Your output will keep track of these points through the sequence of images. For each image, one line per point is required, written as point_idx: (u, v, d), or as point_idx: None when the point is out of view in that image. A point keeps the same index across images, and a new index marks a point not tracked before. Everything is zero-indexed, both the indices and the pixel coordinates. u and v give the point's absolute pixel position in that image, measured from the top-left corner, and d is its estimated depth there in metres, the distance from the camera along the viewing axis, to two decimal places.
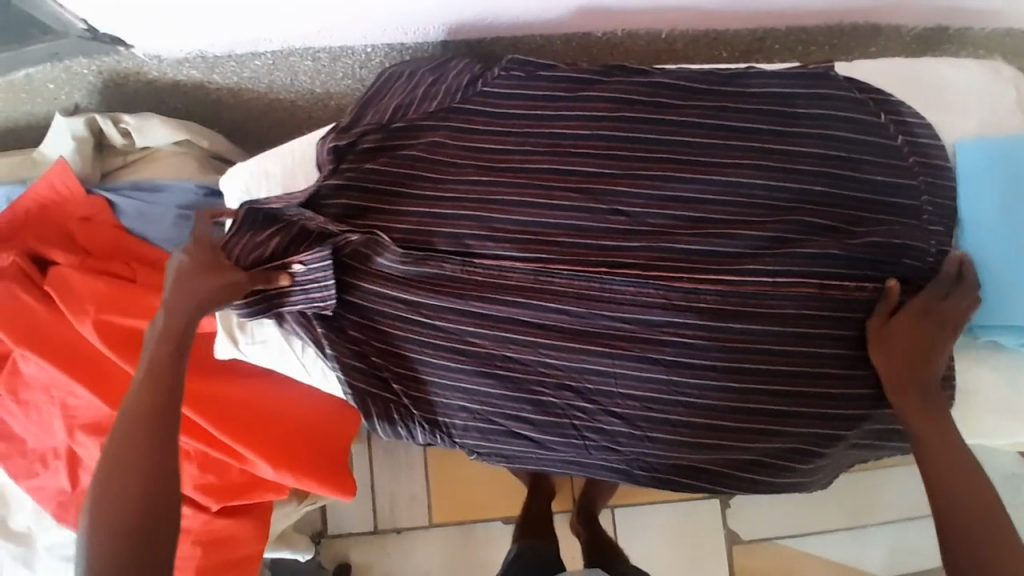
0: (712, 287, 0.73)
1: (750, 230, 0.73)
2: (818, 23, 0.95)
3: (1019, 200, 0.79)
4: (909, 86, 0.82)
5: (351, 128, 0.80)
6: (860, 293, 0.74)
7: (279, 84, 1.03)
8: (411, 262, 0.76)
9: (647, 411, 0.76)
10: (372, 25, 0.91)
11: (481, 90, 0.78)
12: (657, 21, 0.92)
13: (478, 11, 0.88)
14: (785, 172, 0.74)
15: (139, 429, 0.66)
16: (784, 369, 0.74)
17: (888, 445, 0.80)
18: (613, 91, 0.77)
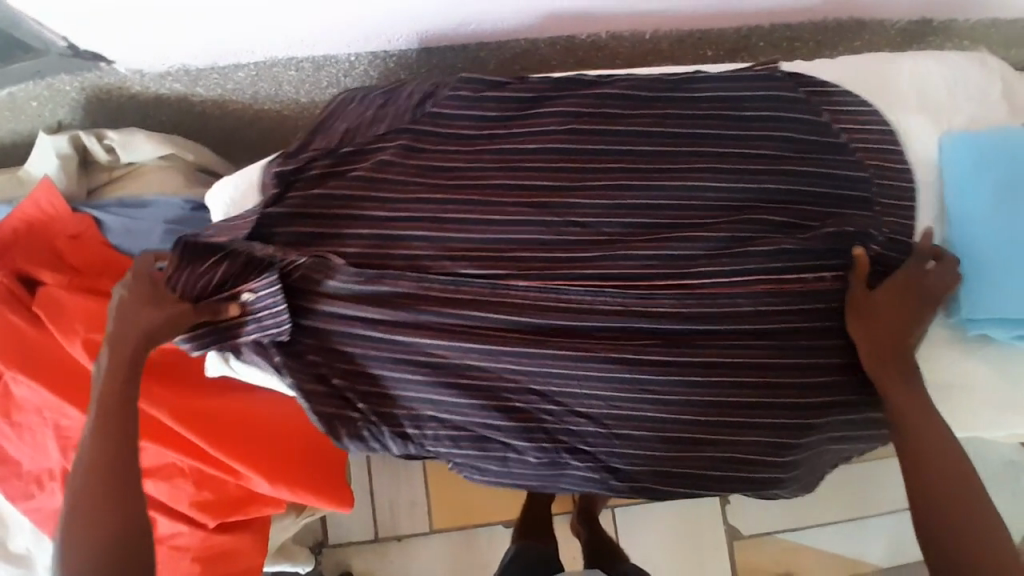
0: (669, 291, 0.76)
1: (708, 232, 0.77)
2: (803, 20, 0.95)
3: (1006, 192, 0.79)
4: (875, 85, 0.82)
5: (298, 153, 0.80)
6: (822, 283, 0.77)
7: (263, 95, 1.02)
8: (366, 282, 0.76)
9: (614, 409, 0.77)
10: (354, 32, 0.90)
11: (431, 110, 0.81)
12: (641, 22, 0.92)
13: (460, 18, 0.88)
14: (738, 175, 0.78)
15: (101, 449, 0.68)
16: (751, 359, 0.76)
17: (864, 436, 0.82)
18: (564, 105, 0.80)
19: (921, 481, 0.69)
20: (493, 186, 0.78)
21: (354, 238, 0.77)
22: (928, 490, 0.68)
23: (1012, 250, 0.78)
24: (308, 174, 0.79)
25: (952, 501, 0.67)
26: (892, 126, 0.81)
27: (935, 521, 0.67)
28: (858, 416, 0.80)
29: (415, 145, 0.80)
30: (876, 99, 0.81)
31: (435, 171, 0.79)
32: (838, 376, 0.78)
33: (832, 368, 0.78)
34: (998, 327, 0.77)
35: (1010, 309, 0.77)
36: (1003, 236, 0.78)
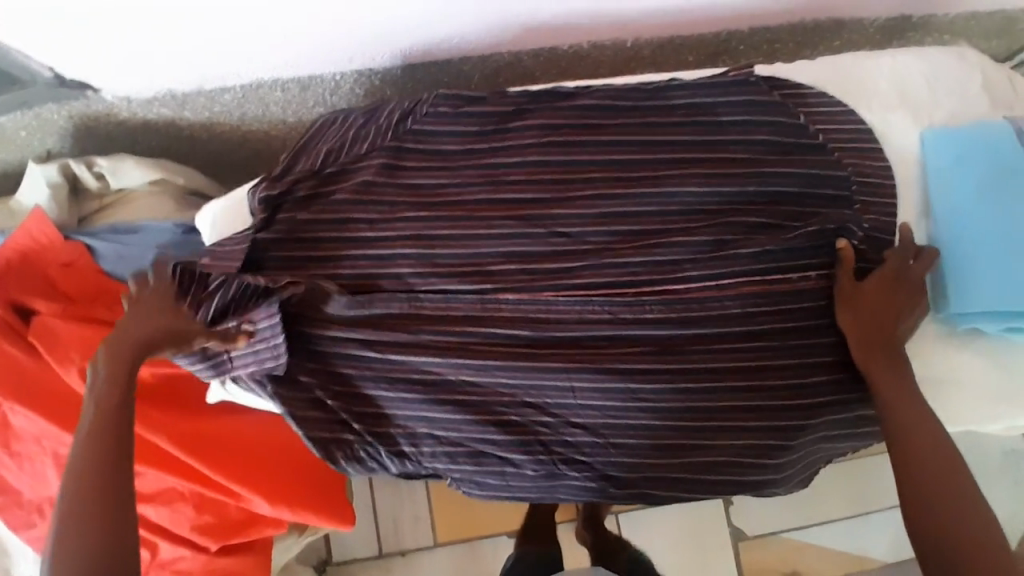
0: (654, 297, 0.79)
1: (691, 237, 0.80)
2: (781, 22, 0.96)
3: (992, 185, 0.79)
4: (852, 86, 0.83)
5: (282, 177, 0.81)
6: (805, 283, 0.79)
7: (250, 116, 1.03)
8: (358, 306, 0.78)
9: (609, 419, 0.78)
10: (338, 51, 0.91)
11: (411, 127, 0.83)
12: (621, 31, 0.93)
13: (442, 34, 0.89)
14: (713, 180, 0.80)
15: (94, 461, 0.69)
16: (732, 362, 0.78)
17: (856, 435, 0.83)
18: (544, 118, 0.82)
19: (910, 478, 0.72)
20: (473, 203, 0.81)
21: (344, 261, 0.79)
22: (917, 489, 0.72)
23: (1000, 242, 0.78)
24: (295, 196, 0.80)
25: (939, 499, 0.71)
26: (870, 126, 0.82)
27: (922, 519, 0.70)
28: (850, 414, 0.81)
29: (396, 163, 0.82)
30: (854, 101, 0.82)
31: (423, 192, 0.81)
32: (824, 374, 0.79)
33: (821, 367, 0.79)
34: (988, 321, 0.78)
35: (1001, 301, 0.77)
36: (991, 229, 0.78)
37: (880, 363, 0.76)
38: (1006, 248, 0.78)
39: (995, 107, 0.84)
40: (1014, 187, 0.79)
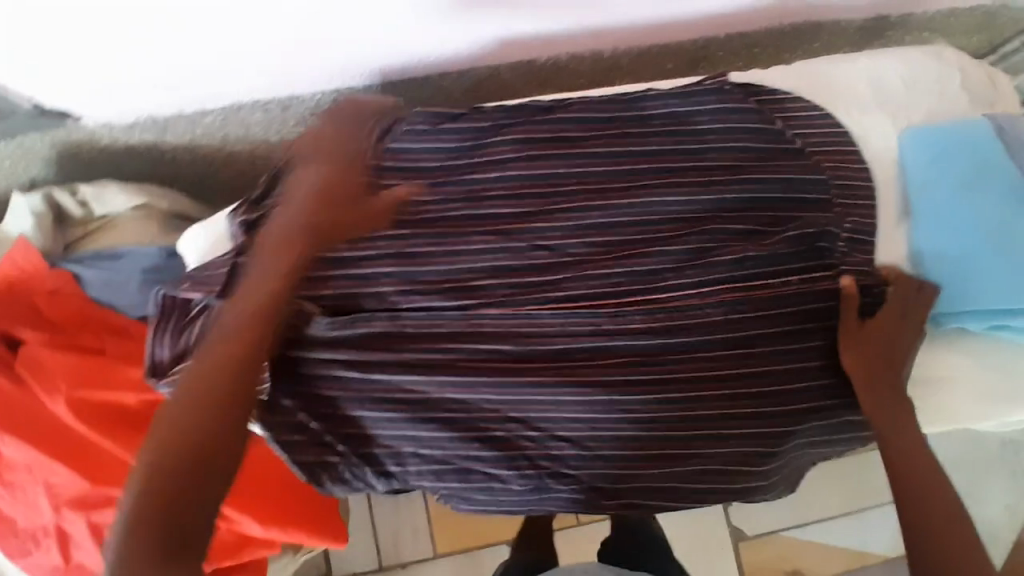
0: (636, 308, 0.79)
1: (673, 244, 0.80)
2: (759, 27, 0.95)
3: (974, 185, 0.79)
4: (827, 90, 0.83)
5: (262, 200, 0.81)
6: (786, 287, 0.79)
7: (232, 137, 1.03)
8: (341, 326, 0.78)
9: (594, 431, 0.78)
10: (320, 70, 0.92)
11: (390, 147, 0.83)
12: (596, 42, 0.94)
13: (419, 50, 0.91)
14: (693, 190, 0.81)
15: (206, 409, 0.61)
16: (720, 370, 0.78)
17: (840, 439, 0.84)
18: (523, 131, 0.83)
19: (899, 490, 0.72)
20: (457, 218, 0.82)
21: (327, 281, 0.80)
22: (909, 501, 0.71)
23: (977, 240, 0.78)
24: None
25: (936, 508, 0.70)
26: (846, 129, 0.82)
27: (922, 529, 0.68)
28: (834, 420, 0.81)
29: (378, 182, 0.82)
30: (830, 105, 0.83)
31: (403, 210, 0.81)
32: (810, 380, 0.79)
33: (805, 374, 0.79)
34: (967, 318, 0.79)
35: (979, 300, 0.78)
36: (967, 228, 0.78)
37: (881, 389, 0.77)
38: (984, 245, 0.78)
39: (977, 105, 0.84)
40: (989, 184, 0.79)
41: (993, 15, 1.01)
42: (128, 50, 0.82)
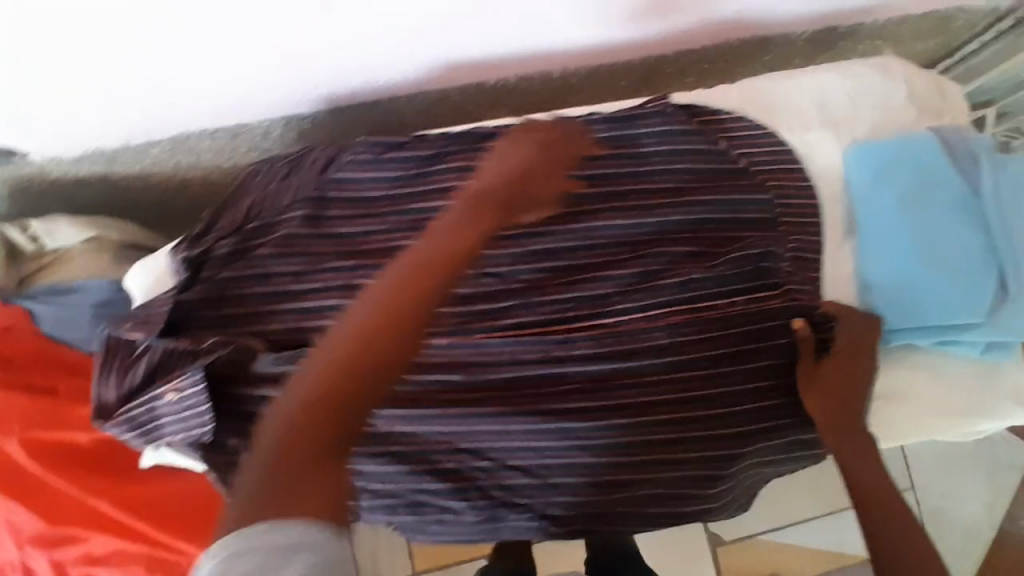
0: (584, 333, 0.79)
1: (619, 268, 0.81)
2: (710, 43, 0.95)
3: (921, 199, 0.78)
4: (771, 106, 0.83)
5: (204, 236, 0.81)
6: (734, 308, 0.80)
7: (185, 164, 1.02)
8: (286, 360, 0.75)
9: (545, 460, 0.78)
10: (268, 100, 0.91)
11: (333, 177, 0.82)
12: (546, 62, 0.93)
13: (367, 77, 0.90)
14: (636, 215, 0.81)
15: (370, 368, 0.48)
16: (667, 395, 0.79)
17: (787, 459, 0.84)
18: (469, 158, 0.82)
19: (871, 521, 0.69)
20: (406, 249, 0.81)
21: (273, 316, 0.80)
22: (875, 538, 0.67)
23: (922, 257, 0.77)
24: (217, 254, 0.80)
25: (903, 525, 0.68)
26: (789, 146, 0.82)
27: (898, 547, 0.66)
28: (782, 440, 0.82)
29: (325, 215, 0.82)
30: (773, 122, 0.83)
31: (348, 242, 0.81)
32: (759, 402, 0.80)
33: (750, 395, 0.80)
34: (915, 334, 0.78)
35: (925, 317, 0.77)
36: (912, 245, 0.78)
37: (841, 430, 0.75)
38: (930, 263, 0.77)
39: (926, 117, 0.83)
40: (936, 198, 0.78)
41: (948, 20, 1.00)
42: (127, 50, 0.77)
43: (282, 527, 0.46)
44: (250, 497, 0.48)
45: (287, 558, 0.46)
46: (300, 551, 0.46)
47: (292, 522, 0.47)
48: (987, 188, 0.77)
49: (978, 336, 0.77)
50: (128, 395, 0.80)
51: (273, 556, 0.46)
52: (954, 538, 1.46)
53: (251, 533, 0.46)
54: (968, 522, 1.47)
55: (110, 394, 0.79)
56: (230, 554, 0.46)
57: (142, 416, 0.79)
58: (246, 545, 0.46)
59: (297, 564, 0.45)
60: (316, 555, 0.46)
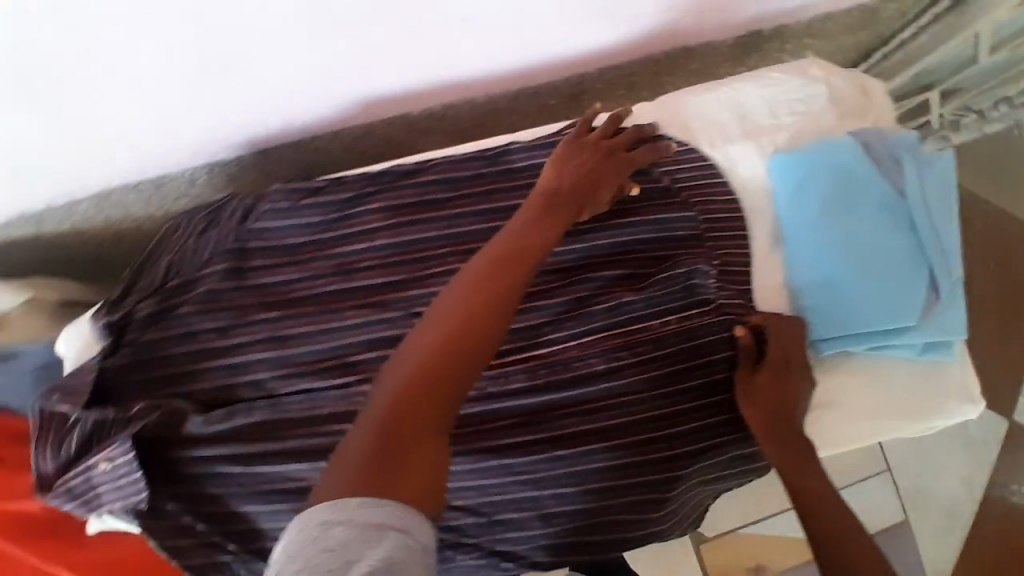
0: (518, 366, 0.78)
1: (548, 298, 0.80)
2: (635, 57, 0.93)
3: (846, 204, 0.78)
4: (692, 122, 0.82)
5: (124, 298, 0.81)
6: (666, 328, 0.79)
7: (116, 217, 1.01)
8: (219, 420, 0.76)
9: (487, 497, 0.76)
10: (186, 147, 0.88)
11: (250, 228, 0.81)
12: (467, 90, 0.91)
13: (286, 117, 0.87)
14: (562, 243, 0.80)
15: (458, 351, 0.56)
16: (608, 423, 0.77)
17: (729, 474, 0.86)
18: (391, 198, 0.82)
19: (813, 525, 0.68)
20: (332, 296, 0.81)
21: (203, 374, 0.79)
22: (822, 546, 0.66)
23: (851, 262, 0.77)
24: (138, 316, 0.80)
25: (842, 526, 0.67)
26: (710, 162, 0.82)
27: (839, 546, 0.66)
28: (723, 457, 0.83)
29: (249, 268, 0.81)
30: (694, 138, 0.82)
31: (272, 293, 0.81)
32: (696, 422, 0.80)
33: (688, 415, 0.80)
34: (853, 342, 0.77)
35: (860, 324, 0.76)
36: (841, 252, 0.77)
37: (779, 442, 0.73)
38: (860, 268, 0.77)
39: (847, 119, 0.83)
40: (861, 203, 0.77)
41: (873, 12, 0.98)
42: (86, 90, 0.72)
43: (372, 504, 0.48)
44: (341, 474, 0.50)
45: (375, 537, 0.47)
46: (390, 528, 0.47)
47: (383, 502, 0.48)
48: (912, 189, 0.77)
49: (914, 338, 0.76)
50: (67, 465, 0.75)
51: (368, 529, 0.47)
52: (935, 516, 1.42)
53: (349, 505, 0.48)
54: (947, 499, 1.43)
55: (47, 468, 0.75)
56: (325, 523, 0.47)
57: (81, 487, 0.74)
58: (345, 516, 0.47)
59: (383, 544, 0.46)
60: (405, 533, 0.48)
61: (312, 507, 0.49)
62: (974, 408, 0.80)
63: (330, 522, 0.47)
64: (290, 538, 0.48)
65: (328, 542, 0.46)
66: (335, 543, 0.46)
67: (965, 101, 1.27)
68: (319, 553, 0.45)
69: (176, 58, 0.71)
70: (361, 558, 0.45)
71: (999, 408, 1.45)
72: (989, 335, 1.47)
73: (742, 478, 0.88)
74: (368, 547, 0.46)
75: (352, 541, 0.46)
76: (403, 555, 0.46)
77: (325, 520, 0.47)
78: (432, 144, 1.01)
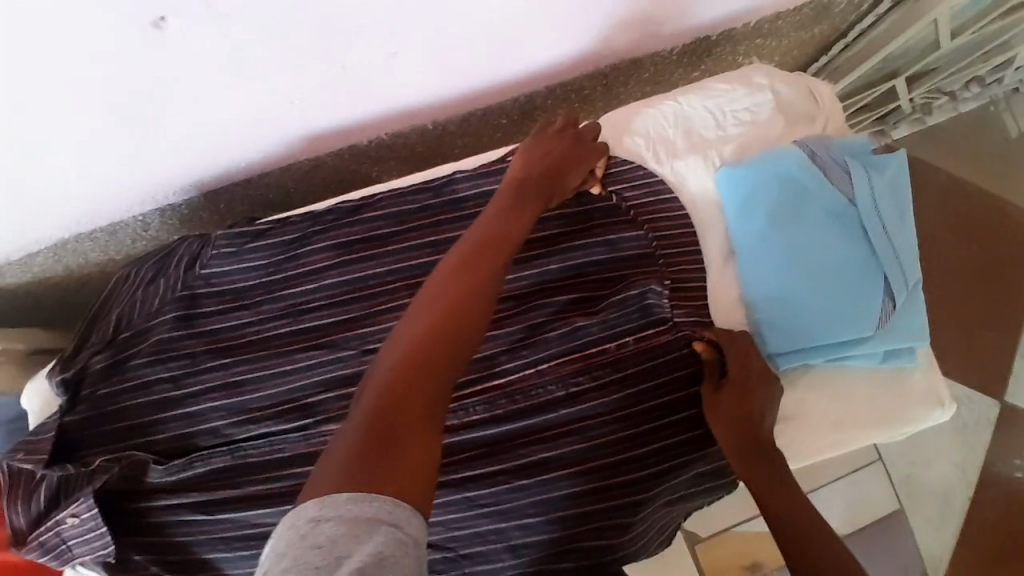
0: (476, 398, 0.77)
1: (502, 327, 0.78)
2: (582, 72, 0.91)
3: (795, 216, 0.80)
4: (642, 141, 0.84)
5: (78, 353, 0.81)
6: (625, 349, 0.78)
7: (76, 264, 0.98)
8: (180, 467, 0.76)
9: (455, 531, 0.74)
10: (128, 199, 0.85)
11: (200, 273, 0.82)
12: (417, 116, 0.87)
13: (228, 160, 0.83)
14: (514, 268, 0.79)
15: (440, 339, 0.53)
16: (571, 449, 0.76)
17: (699, 490, 0.84)
18: (337, 236, 0.83)
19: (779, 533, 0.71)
20: (285, 337, 0.81)
21: (159, 425, 0.78)
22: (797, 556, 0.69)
23: (805, 271, 0.79)
24: (93, 370, 0.80)
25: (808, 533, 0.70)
26: (660, 180, 0.83)
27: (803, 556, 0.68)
28: (690, 473, 0.81)
29: (206, 313, 0.81)
30: (644, 157, 0.84)
31: (226, 338, 0.81)
32: (661, 441, 0.78)
33: (653, 434, 0.78)
34: (817, 353, 0.78)
35: (822, 334, 0.77)
36: (797, 263, 0.79)
37: (749, 455, 0.74)
38: (816, 278, 0.78)
39: (787, 125, 0.86)
40: (813, 215, 0.80)
41: (826, 5, 0.95)
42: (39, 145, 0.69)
43: (362, 498, 0.43)
44: (327, 476, 0.44)
45: (365, 532, 0.41)
46: (381, 522, 0.42)
47: (372, 496, 0.43)
48: (861, 198, 0.79)
49: (876, 346, 0.78)
50: (38, 520, 0.75)
51: (357, 523, 0.42)
52: (928, 504, 1.34)
53: (337, 499, 0.42)
54: (943, 486, 1.34)
55: (18, 521, 0.75)
56: (311, 520, 0.42)
57: (52, 540, 0.74)
58: (332, 512, 0.42)
59: (374, 539, 0.41)
60: (397, 528, 0.42)
61: (299, 503, 0.44)
62: (943, 411, 0.81)
63: (316, 517, 0.42)
64: (277, 536, 0.43)
65: (315, 539, 0.41)
66: (324, 540, 0.41)
67: (940, 84, 1.22)
68: (305, 552, 0.40)
69: (100, 119, 0.68)
70: (351, 555, 0.40)
71: (991, 392, 1.39)
72: (983, 318, 1.42)
73: (713, 492, 0.86)
74: (357, 543, 0.41)
75: (341, 537, 0.41)
76: (396, 550, 0.41)
77: (311, 516, 0.42)
78: (389, 174, 0.99)
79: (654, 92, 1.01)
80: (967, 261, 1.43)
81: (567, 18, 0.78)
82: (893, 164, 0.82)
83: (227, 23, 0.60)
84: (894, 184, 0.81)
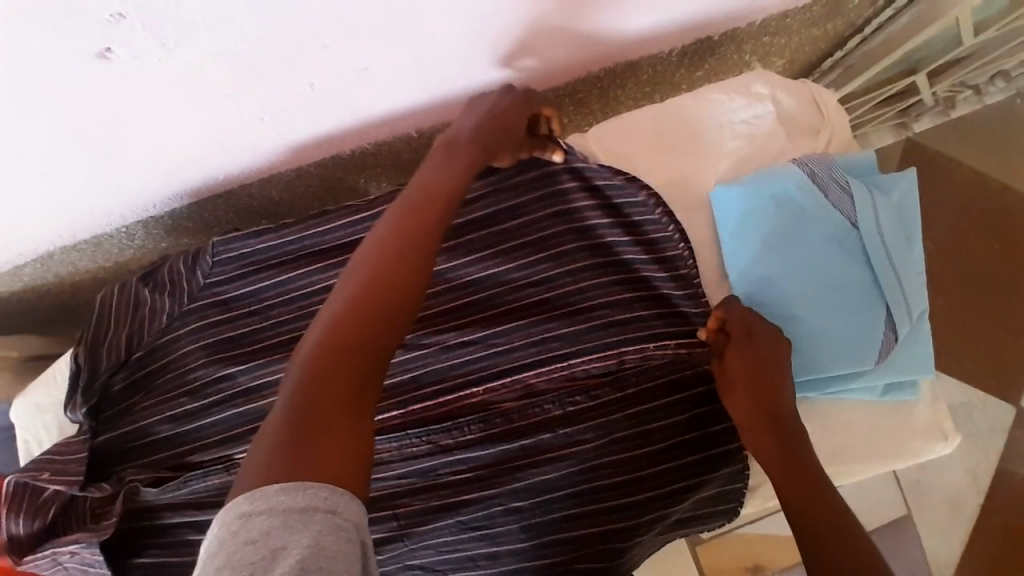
0: (472, 416, 0.72)
1: (489, 353, 0.74)
2: (574, 78, 0.86)
3: (795, 225, 0.76)
4: (632, 158, 0.81)
5: (94, 381, 0.79)
6: (624, 369, 0.74)
7: (64, 273, 0.95)
8: (175, 488, 0.74)
9: (445, 554, 0.71)
10: (107, 210, 0.82)
11: (209, 282, 0.81)
12: (401, 127, 0.83)
13: (205, 173, 0.80)
14: (504, 286, 0.76)
15: (367, 318, 0.50)
16: (567, 470, 0.72)
17: (698, 515, 0.81)
18: (318, 253, 0.81)
19: (800, 515, 0.68)
20: (264, 353, 0.78)
21: (148, 446, 0.78)
22: (807, 538, 0.66)
23: (803, 290, 0.75)
24: (117, 390, 0.81)
25: (825, 519, 0.67)
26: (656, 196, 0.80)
27: (816, 545, 0.65)
28: (692, 498, 0.77)
29: (205, 323, 0.80)
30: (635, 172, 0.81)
31: (206, 357, 0.79)
32: (657, 465, 0.74)
33: (652, 457, 0.74)
34: (810, 385, 0.77)
35: (814, 363, 0.75)
36: (794, 284, 0.76)
37: (773, 444, 0.71)
38: (807, 293, 0.75)
39: (788, 139, 0.82)
40: (813, 221, 0.76)
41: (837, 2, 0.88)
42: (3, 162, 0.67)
43: (295, 488, 0.41)
44: (255, 469, 0.42)
45: (300, 522, 0.39)
46: (316, 510, 0.40)
47: (304, 486, 0.41)
48: (865, 222, 0.76)
49: (871, 380, 0.76)
50: (36, 535, 0.74)
51: (291, 514, 0.39)
52: (937, 509, 1.30)
53: (268, 492, 0.40)
54: (951, 492, 1.30)
55: (15, 531, 0.73)
56: (242, 515, 0.40)
57: (47, 565, 0.73)
58: (264, 505, 0.40)
59: (310, 529, 0.39)
60: (333, 514, 0.40)
61: (228, 500, 0.41)
62: (946, 444, 0.79)
63: (247, 513, 0.39)
64: (210, 535, 0.40)
65: (248, 534, 0.39)
66: (258, 534, 0.39)
67: (965, 78, 1.14)
68: (239, 548, 0.38)
69: (64, 138, 0.65)
70: (288, 547, 0.38)
71: (1008, 396, 1.33)
72: (1004, 323, 1.35)
73: (717, 518, 0.82)
74: (293, 534, 0.39)
75: (275, 530, 0.39)
76: (335, 538, 0.39)
77: (242, 512, 0.40)
78: (378, 183, 0.95)
79: (653, 94, 0.95)
80: (988, 262, 1.36)
81: (555, 31, 0.73)
82: (901, 185, 0.79)
83: (179, 50, 0.57)
84: (901, 206, 0.78)
